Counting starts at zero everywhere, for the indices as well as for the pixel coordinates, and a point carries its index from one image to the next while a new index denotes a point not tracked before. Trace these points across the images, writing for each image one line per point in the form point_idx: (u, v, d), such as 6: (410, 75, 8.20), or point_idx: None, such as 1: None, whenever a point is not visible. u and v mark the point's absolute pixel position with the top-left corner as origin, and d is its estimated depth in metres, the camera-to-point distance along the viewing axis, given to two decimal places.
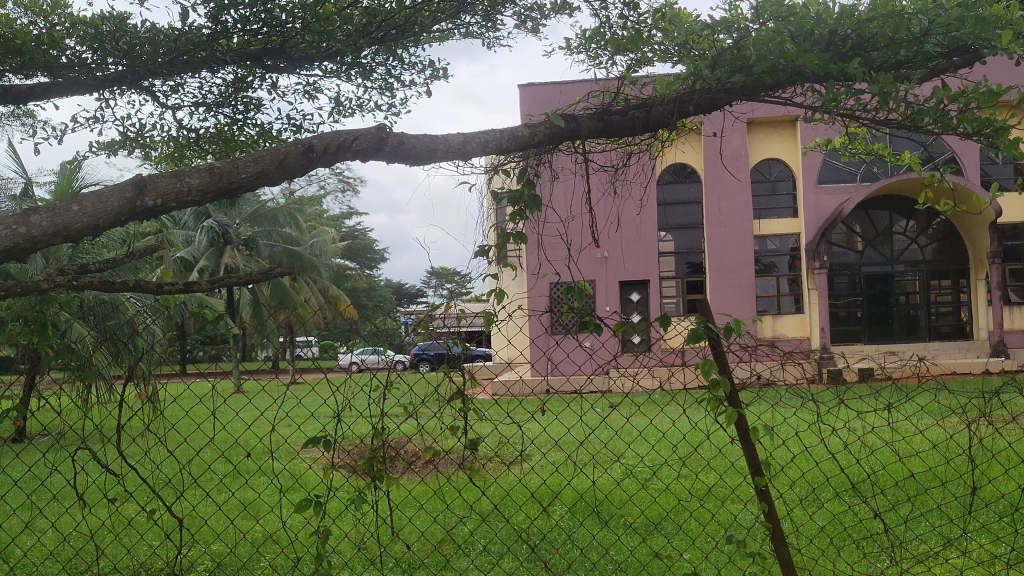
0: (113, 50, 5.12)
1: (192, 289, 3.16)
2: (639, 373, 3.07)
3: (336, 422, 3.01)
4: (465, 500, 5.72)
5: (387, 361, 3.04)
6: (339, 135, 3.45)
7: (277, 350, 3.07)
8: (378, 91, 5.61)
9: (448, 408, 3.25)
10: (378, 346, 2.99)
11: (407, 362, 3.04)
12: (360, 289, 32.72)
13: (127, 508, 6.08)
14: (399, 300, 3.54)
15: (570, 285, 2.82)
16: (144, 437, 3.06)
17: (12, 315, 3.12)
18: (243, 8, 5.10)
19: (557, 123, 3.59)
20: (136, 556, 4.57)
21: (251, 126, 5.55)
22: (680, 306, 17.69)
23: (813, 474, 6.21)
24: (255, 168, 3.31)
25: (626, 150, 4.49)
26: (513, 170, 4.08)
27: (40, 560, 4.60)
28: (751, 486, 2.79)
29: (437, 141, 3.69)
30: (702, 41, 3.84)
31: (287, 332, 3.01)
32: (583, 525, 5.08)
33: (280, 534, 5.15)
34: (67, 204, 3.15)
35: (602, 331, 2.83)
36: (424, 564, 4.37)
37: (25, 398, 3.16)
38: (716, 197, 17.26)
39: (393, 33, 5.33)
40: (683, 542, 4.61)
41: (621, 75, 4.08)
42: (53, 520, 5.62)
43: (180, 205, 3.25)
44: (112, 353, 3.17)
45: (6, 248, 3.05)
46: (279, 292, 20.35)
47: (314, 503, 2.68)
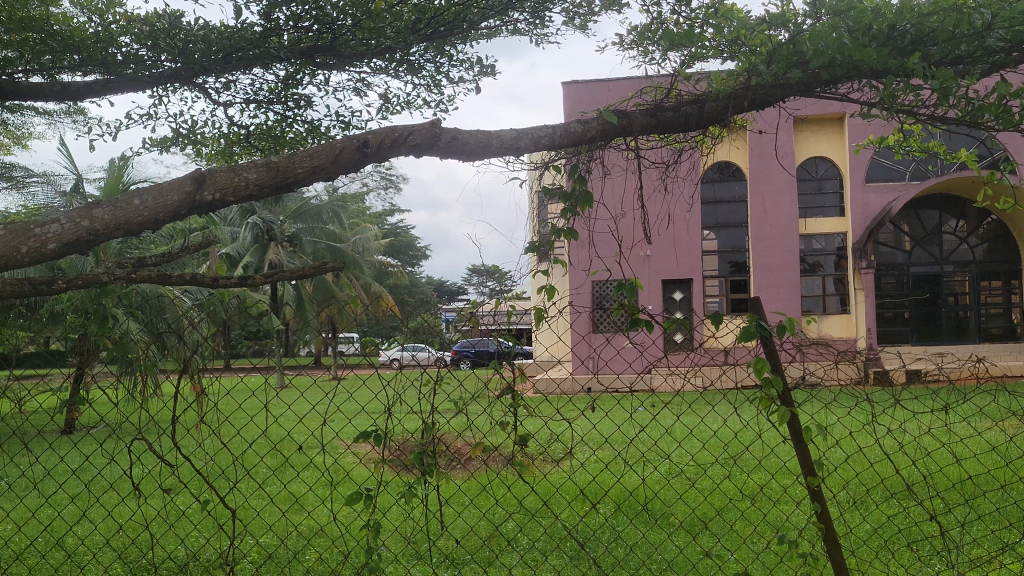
0: (168, 48, 5.21)
1: (246, 284, 3.20)
2: (689, 372, 3.04)
3: (386, 418, 3.03)
4: (510, 498, 5.73)
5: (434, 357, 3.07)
6: (394, 130, 3.45)
7: (322, 345, 3.08)
8: (426, 88, 5.63)
9: (497, 405, 3.25)
10: (418, 343, 2.97)
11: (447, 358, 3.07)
12: (402, 285, 32.98)
13: (177, 500, 6.20)
14: (443, 299, 3.54)
15: (622, 282, 2.80)
16: (199, 429, 3.09)
17: (72, 306, 3.16)
18: (295, 5, 5.14)
19: (611, 119, 3.57)
20: (188, 546, 4.68)
21: (301, 123, 5.60)
22: (724, 306, 17.57)
23: (862, 475, 6.14)
24: (312, 163, 3.31)
25: (677, 146, 4.45)
26: (564, 166, 4.07)
27: (94, 548, 4.72)
28: (804, 487, 2.77)
29: (490, 138, 3.69)
30: (756, 37, 3.80)
31: (330, 326, 3.04)
32: (626, 524, 5.08)
33: (330, 527, 5.22)
34: (128, 198, 3.18)
35: (654, 328, 2.82)
36: (467, 560, 4.39)
37: (84, 388, 3.21)
38: (762, 196, 17.11)
39: (442, 29, 5.34)
40: (730, 542, 4.59)
41: (675, 71, 4.04)
42: (103, 509, 5.75)
43: (238, 199, 3.27)
44: (167, 347, 3.20)
45: (70, 241, 3.10)
46: (323, 289, 20.58)
47: (365, 496, 2.70)
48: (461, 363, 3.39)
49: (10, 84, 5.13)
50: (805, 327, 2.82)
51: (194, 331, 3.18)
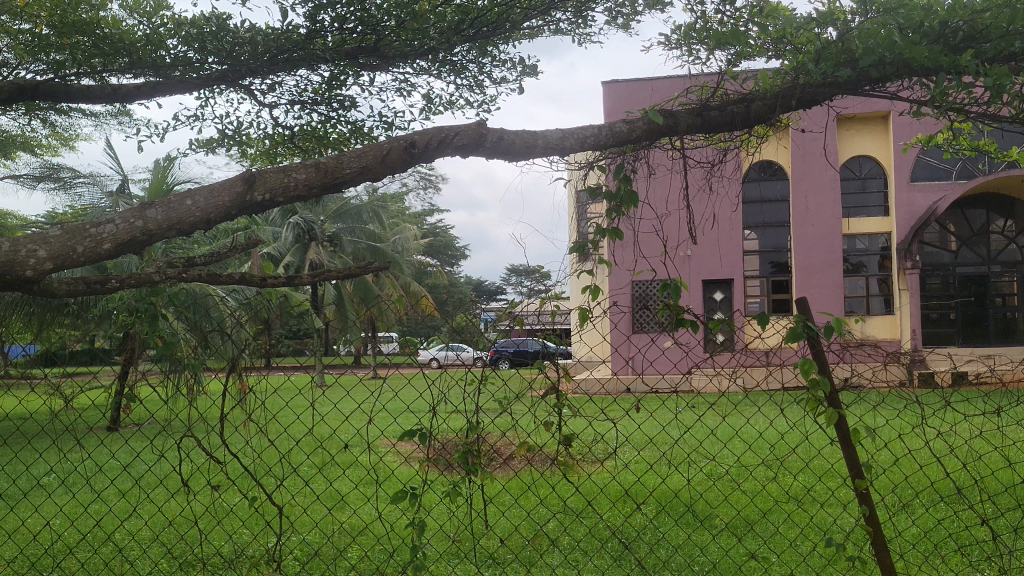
0: (215, 50, 5.30)
1: (294, 284, 3.23)
2: (736, 372, 3.02)
3: (431, 417, 3.04)
4: (552, 498, 5.73)
5: (470, 357, 3.07)
6: (440, 130, 3.48)
7: (361, 344, 3.10)
8: (469, 88, 5.65)
9: (541, 405, 3.25)
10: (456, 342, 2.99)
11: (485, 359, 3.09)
12: (441, 285, 33.12)
13: (223, 496, 6.28)
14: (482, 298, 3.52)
15: (667, 282, 2.79)
16: (247, 427, 3.13)
17: (124, 305, 3.21)
18: (340, 7, 5.20)
19: (657, 118, 3.55)
20: (235, 542, 4.74)
21: (344, 123, 5.66)
22: (765, 306, 17.42)
23: (909, 478, 6.04)
24: (360, 164, 3.34)
25: (722, 145, 4.42)
26: (609, 166, 4.06)
27: (144, 543, 4.79)
28: (852, 490, 2.73)
29: (536, 137, 3.70)
30: (803, 35, 3.76)
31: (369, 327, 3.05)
32: (668, 526, 5.06)
33: (373, 525, 5.26)
34: (180, 199, 3.21)
35: (699, 328, 2.81)
36: (508, 560, 4.40)
37: (134, 386, 3.25)
38: (804, 195, 16.95)
39: (485, 30, 5.35)
40: (774, 544, 4.56)
41: (721, 70, 4.01)
42: (147, 505, 5.84)
43: (287, 200, 3.30)
44: (215, 346, 3.23)
45: (123, 241, 3.13)
46: (363, 289, 20.72)
47: (411, 495, 2.72)
48: (500, 363, 3.39)
49: (62, 86, 5.23)
50: (854, 328, 2.79)
51: (243, 330, 3.22)
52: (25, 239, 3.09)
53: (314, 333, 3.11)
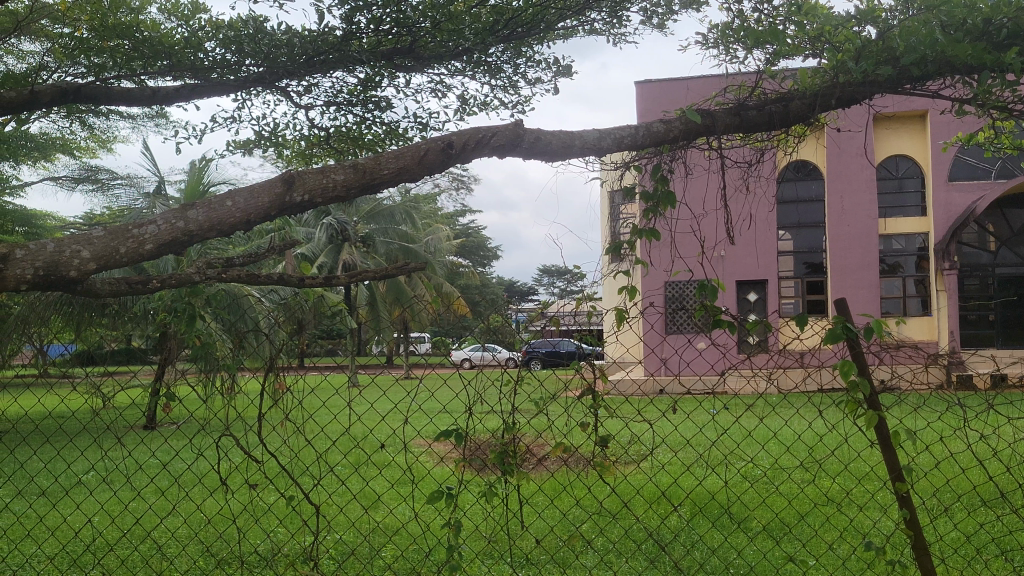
0: (253, 52, 5.35)
1: (331, 284, 3.24)
2: (774, 373, 2.99)
3: (467, 418, 3.04)
4: (586, 498, 5.73)
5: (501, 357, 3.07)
6: (477, 131, 3.49)
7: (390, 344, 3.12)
8: (503, 89, 5.65)
9: (577, 406, 3.24)
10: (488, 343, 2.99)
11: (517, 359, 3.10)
12: (473, 286, 33.22)
13: (259, 495, 6.33)
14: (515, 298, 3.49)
15: (705, 283, 2.77)
16: (285, 426, 3.15)
17: (164, 305, 3.24)
18: (376, 9, 5.22)
19: (695, 118, 3.53)
20: (271, 540, 4.78)
21: (379, 125, 5.69)
22: (800, 307, 17.28)
23: (948, 481, 5.96)
24: (398, 165, 3.35)
25: (758, 145, 4.38)
26: (646, 166, 4.05)
27: (181, 541, 4.84)
28: (893, 493, 2.70)
29: (574, 138, 3.70)
30: (842, 34, 3.73)
31: (399, 327, 3.06)
32: (703, 528, 5.03)
33: (407, 524, 5.27)
34: (221, 199, 3.23)
35: (737, 330, 2.79)
36: (542, 561, 4.40)
37: (173, 385, 3.28)
38: (839, 195, 16.80)
39: (520, 31, 5.35)
40: (812, 547, 4.52)
41: (760, 69, 3.98)
42: (184, 503, 5.91)
43: (326, 201, 3.31)
44: (252, 346, 3.25)
45: (165, 242, 3.16)
46: (395, 290, 20.80)
47: (446, 495, 2.73)
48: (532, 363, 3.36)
49: (103, 88, 5.31)
50: (894, 329, 2.75)
51: (282, 330, 3.24)
52: (69, 239, 3.13)
53: (349, 333, 3.12)
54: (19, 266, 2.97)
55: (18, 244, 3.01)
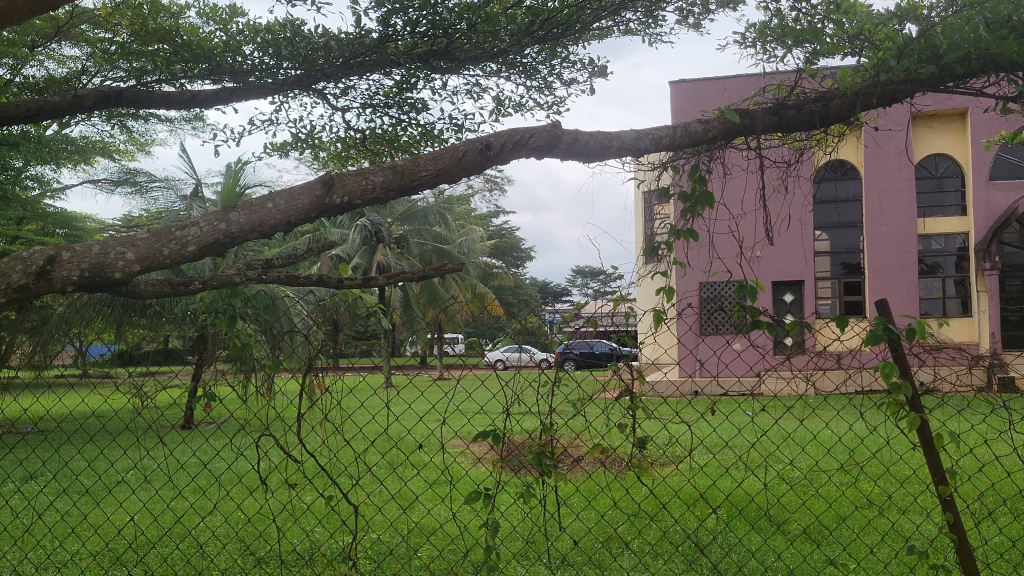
0: (291, 55, 5.41)
1: (369, 285, 3.26)
2: (814, 374, 2.96)
3: (504, 418, 3.05)
4: (620, 499, 5.71)
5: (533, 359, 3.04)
6: (515, 132, 3.50)
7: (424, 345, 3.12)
8: (539, 90, 5.66)
9: (615, 407, 3.23)
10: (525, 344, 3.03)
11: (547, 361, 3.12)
12: (506, 287, 33.22)
13: (295, 495, 6.38)
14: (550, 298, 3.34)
15: (744, 283, 2.75)
16: (324, 427, 3.17)
17: (206, 306, 3.27)
18: (412, 11, 5.25)
19: (733, 117, 3.51)
20: (306, 540, 4.81)
21: (415, 126, 5.72)
22: (837, 308, 17.11)
23: (990, 484, 5.87)
24: (436, 167, 3.36)
25: (797, 145, 4.35)
26: (684, 166, 4.03)
27: (217, 540, 4.89)
28: (936, 496, 2.67)
29: (612, 138, 3.70)
30: (883, 32, 3.70)
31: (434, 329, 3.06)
32: (741, 530, 5.00)
33: (441, 524, 5.29)
34: (262, 202, 3.26)
35: (776, 330, 2.77)
36: (578, 562, 4.40)
37: (214, 385, 3.32)
38: (877, 194, 16.61)
39: (556, 31, 5.35)
40: (852, 550, 4.48)
41: (799, 68, 3.95)
42: (223, 502, 5.98)
43: (365, 203, 3.33)
44: (291, 347, 3.28)
45: (207, 243, 3.19)
46: (429, 291, 20.87)
47: (484, 496, 2.73)
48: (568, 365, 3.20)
49: (144, 93, 5.39)
50: (937, 330, 2.72)
51: (321, 330, 3.26)
52: (113, 241, 3.17)
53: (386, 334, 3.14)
54: (66, 267, 3.01)
55: (64, 246, 3.05)
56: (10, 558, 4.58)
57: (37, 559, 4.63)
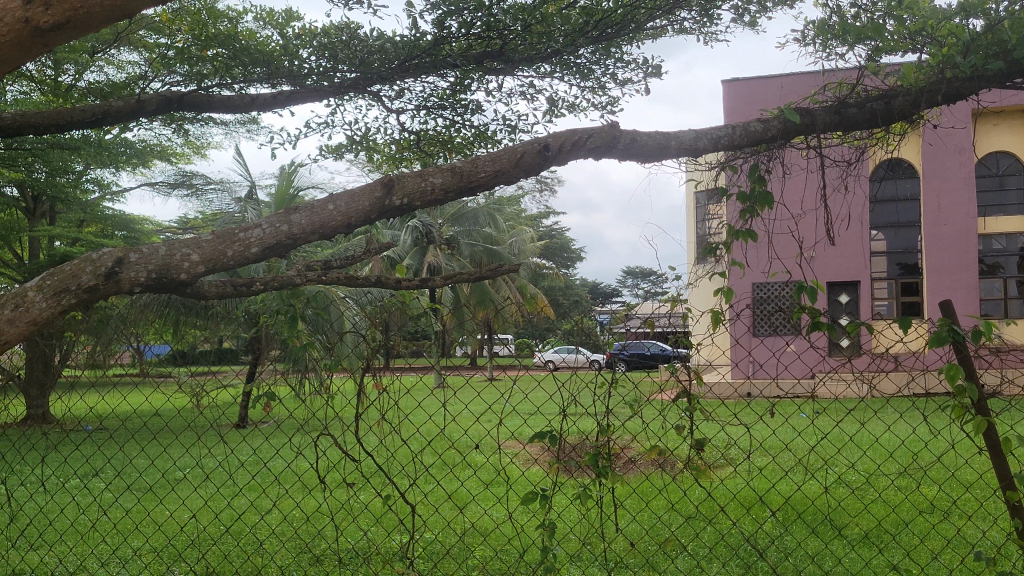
0: (347, 58, 5.49)
1: (427, 286, 3.27)
2: (876, 376, 2.92)
3: (561, 418, 3.05)
4: (672, 502, 5.67)
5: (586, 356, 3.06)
6: (573, 133, 3.50)
7: (477, 345, 3.13)
8: (593, 91, 5.64)
9: (671, 408, 3.21)
10: (579, 345, 3.04)
11: (600, 362, 3.14)
12: (555, 287, 33.22)
13: (347, 495, 6.45)
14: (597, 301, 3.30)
15: (804, 283, 2.72)
16: (383, 427, 3.20)
17: (267, 307, 3.32)
18: (466, 13, 5.27)
19: (794, 115, 3.46)
20: (356, 539, 4.87)
21: (468, 128, 5.75)
22: (894, 309, 16.83)
23: None
24: (494, 168, 3.36)
25: (857, 144, 4.28)
26: (742, 166, 3.99)
27: (271, 538, 4.98)
28: (1003, 501, 2.62)
29: (670, 138, 3.68)
30: (948, 28, 3.63)
31: (487, 329, 3.09)
32: (799, 534, 4.94)
33: (490, 525, 5.31)
34: (323, 204, 3.28)
35: (837, 332, 2.74)
36: (630, 564, 4.39)
37: (274, 384, 3.37)
38: (936, 193, 16.30)
39: (610, 31, 5.32)
40: (912, 556, 4.41)
41: (861, 65, 3.89)
42: (277, 501, 6.06)
43: (425, 205, 3.34)
44: (350, 347, 3.32)
45: (270, 245, 3.23)
46: (479, 292, 20.95)
47: (542, 496, 2.74)
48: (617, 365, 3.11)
49: (205, 97, 5.47)
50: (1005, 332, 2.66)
51: (379, 331, 3.29)
52: (178, 243, 3.22)
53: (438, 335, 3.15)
54: (134, 268, 3.06)
55: (131, 247, 3.11)
56: (75, 553, 4.69)
57: (101, 555, 4.74)
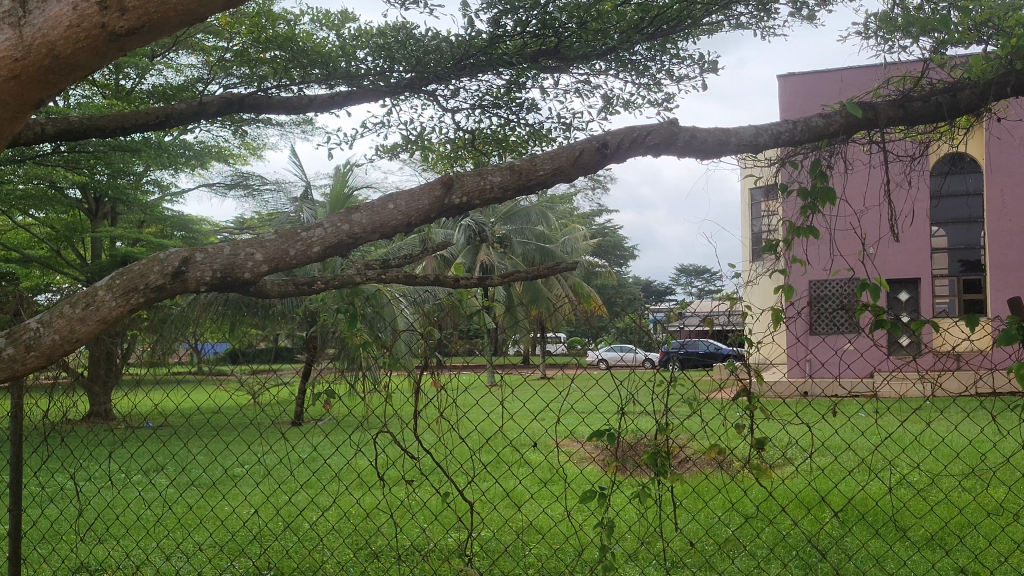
0: (404, 58, 5.53)
1: (485, 284, 3.28)
2: (944, 376, 2.85)
3: (619, 417, 3.05)
4: (727, 502, 5.64)
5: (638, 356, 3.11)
6: (632, 130, 3.48)
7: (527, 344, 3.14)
8: (648, 87, 5.60)
9: (731, 407, 3.19)
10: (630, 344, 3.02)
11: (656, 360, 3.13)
12: (608, 285, 33.12)
13: (401, 492, 6.52)
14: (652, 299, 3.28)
15: (867, 281, 2.67)
16: (440, 426, 3.22)
17: (327, 305, 3.36)
18: (521, 11, 5.28)
19: (857, 109, 3.41)
20: (411, 537, 4.93)
21: (523, 126, 5.75)
22: (955, 307, 16.49)
23: None
24: (554, 165, 3.36)
25: (921, 139, 4.20)
26: (803, 161, 3.94)
27: (327, 534, 5.06)
28: None
29: (729, 134, 3.65)
30: (1017, 19, 3.54)
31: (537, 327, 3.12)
32: (859, 535, 4.87)
33: (543, 523, 5.34)
34: (383, 203, 3.30)
35: (901, 330, 2.68)
36: (687, 564, 4.37)
37: (335, 381, 3.42)
38: (999, 189, 15.91)
39: (665, 27, 5.28)
40: (978, 559, 4.32)
41: (926, 58, 3.81)
42: (333, 497, 6.15)
43: (484, 203, 3.35)
44: (408, 345, 3.34)
45: (332, 244, 3.27)
46: (532, 290, 20.99)
47: (601, 495, 2.74)
48: (670, 364, 3.09)
49: (264, 99, 5.55)
50: None
51: (437, 329, 3.32)
52: (242, 243, 3.26)
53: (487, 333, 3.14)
54: (199, 268, 3.12)
55: (197, 247, 3.16)
56: (140, 547, 4.81)
57: (165, 549, 4.86)
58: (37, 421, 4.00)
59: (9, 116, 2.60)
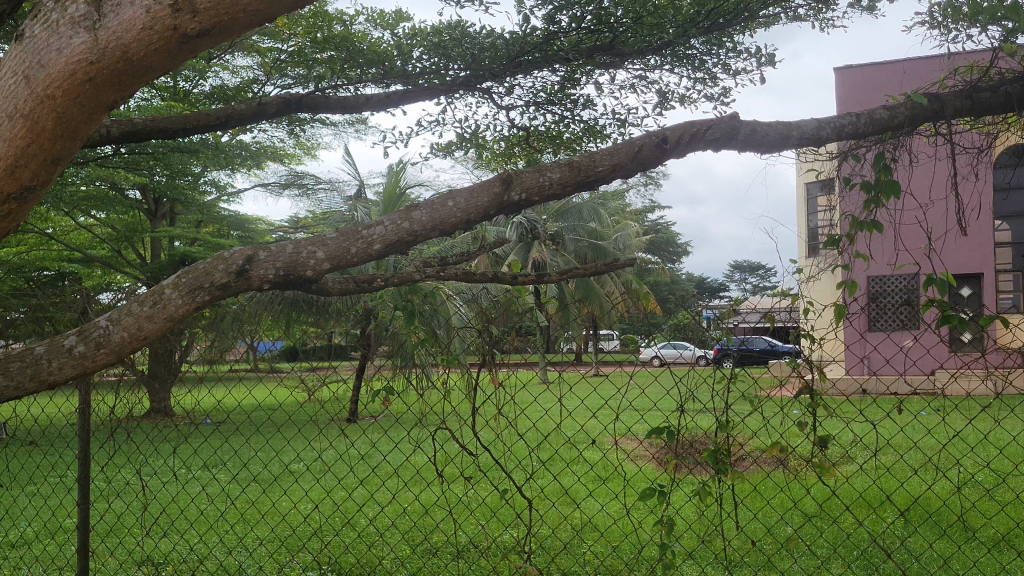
0: (460, 56, 5.54)
1: (543, 282, 3.28)
2: (1012, 372, 2.79)
3: (679, 414, 3.03)
4: (786, 502, 5.57)
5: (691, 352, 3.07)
6: (693, 125, 3.45)
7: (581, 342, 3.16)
8: (704, 82, 5.55)
9: (793, 404, 3.14)
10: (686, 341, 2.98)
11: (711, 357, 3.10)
12: (660, 282, 32.93)
13: (456, 488, 6.56)
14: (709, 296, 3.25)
15: (933, 276, 2.62)
16: (498, 423, 3.23)
17: (386, 303, 3.38)
18: (576, 7, 5.26)
19: (922, 100, 3.34)
20: (468, 533, 4.97)
21: (578, 123, 5.73)
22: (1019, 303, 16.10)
23: None
24: (613, 161, 3.34)
25: (988, 129, 4.11)
26: (866, 155, 3.87)
27: (385, 530, 5.11)
28: None
29: (791, 128, 3.60)
30: None
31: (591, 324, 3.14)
32: (923, 536, 4.79)
33: (599, 521, 5.34)
34: (443, 200, 3.32)
35: (968, 325, 2.63)
36: (746, 563, 4.34)
37: (393, 377, 3.44)
38: None
39: (722, 21, 5.23)
40: None
41: (993, 47, 3.72)
42: (390, 495, 6.21)
43: (543, 199, 3.35)
44: (465, 342, 3.35)
45: (392, 242, 3.28)
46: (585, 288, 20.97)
47: (662, 492, 2.72)
48: (724, 360, 3.05)
49: (322, 99, 5.60)
50: None
51: (495, 326, 3.32)
52: (303, 241, 3.29)
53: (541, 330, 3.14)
54: (262, 266, 3.15)
55: (260, 246, 3.19)
56: (204, 541, 4.91)
57: (227, 544, 4.95)
58: (103, 418, 4.09)
59: (85, 118, 2.65)
